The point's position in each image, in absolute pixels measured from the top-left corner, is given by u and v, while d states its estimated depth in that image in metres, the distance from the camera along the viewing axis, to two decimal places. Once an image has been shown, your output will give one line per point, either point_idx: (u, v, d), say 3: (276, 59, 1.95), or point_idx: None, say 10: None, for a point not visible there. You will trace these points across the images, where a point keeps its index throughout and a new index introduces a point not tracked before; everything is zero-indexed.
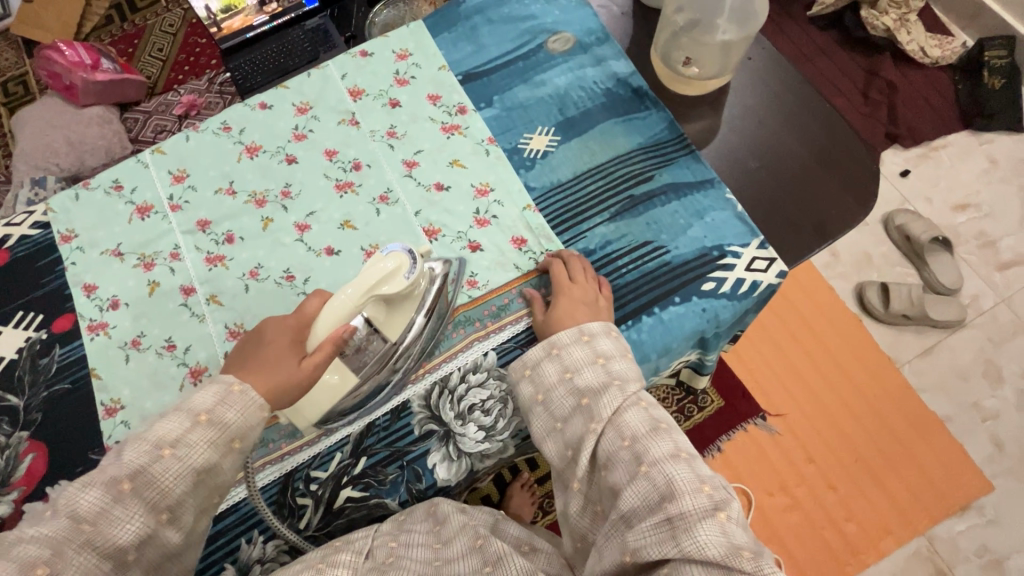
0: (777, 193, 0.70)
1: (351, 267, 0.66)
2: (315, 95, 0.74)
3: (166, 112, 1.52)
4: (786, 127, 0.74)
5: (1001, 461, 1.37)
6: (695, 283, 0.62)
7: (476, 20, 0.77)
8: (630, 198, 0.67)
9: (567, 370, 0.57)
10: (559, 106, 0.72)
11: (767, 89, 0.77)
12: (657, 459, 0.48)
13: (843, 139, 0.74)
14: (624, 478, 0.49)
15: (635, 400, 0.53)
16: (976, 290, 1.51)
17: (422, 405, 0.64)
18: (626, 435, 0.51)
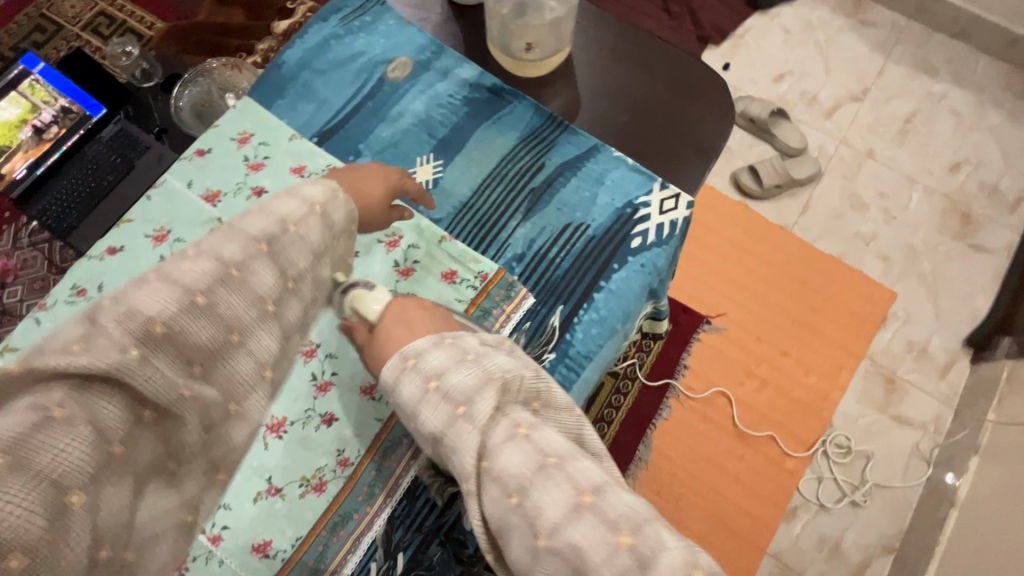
0: (652, 133, 0.86)
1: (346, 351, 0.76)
2: (166, 218, 0.71)
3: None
4: (640, 71, 0.89)
5: (893, 270, 1.59)
6: (625, 245, 0.75)
7: (305, 75, 0.82)
8: (533, 191, 0.78)
9: (430, 379, 0.55)
10: (428, 130, 0.81)
11: (604, 55, 0.90)
12: (526, 480, 0.49)
13: (688, 70, 0.89)
14: (519, 532, 0.48)
15: (515, 431, 0.52)
16: (818, 141, 1.72)
17: (433, 477, 0.74)
18: (511, 491, 0.49)
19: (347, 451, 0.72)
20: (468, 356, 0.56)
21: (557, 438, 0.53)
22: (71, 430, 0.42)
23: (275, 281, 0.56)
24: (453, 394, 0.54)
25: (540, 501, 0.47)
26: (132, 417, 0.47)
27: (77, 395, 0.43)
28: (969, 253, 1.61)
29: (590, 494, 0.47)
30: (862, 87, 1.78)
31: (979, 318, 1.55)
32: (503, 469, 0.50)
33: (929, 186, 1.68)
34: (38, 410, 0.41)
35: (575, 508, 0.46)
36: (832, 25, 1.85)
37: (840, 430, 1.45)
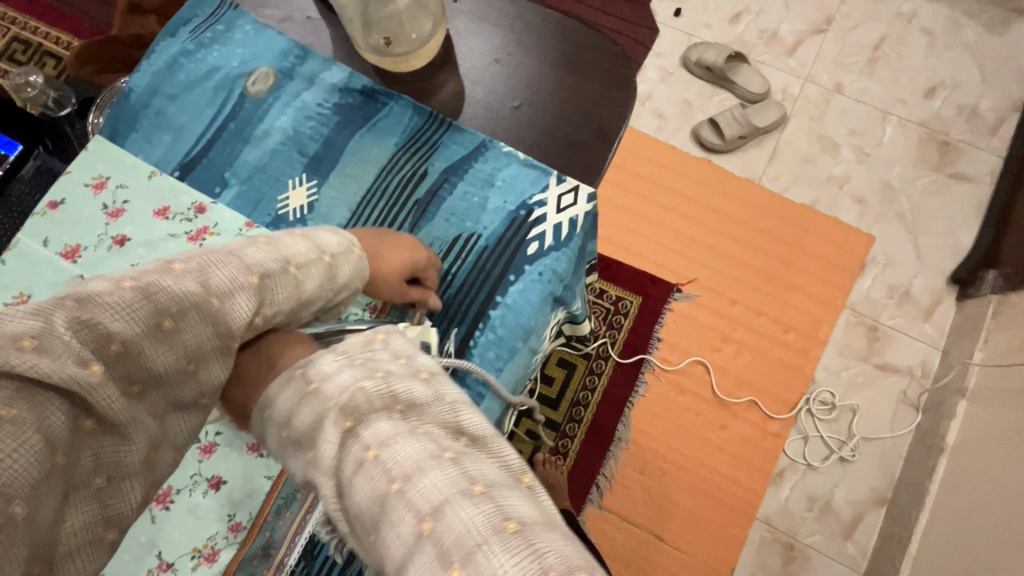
0: (549, 119, 0.82)
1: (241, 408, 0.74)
2: (26, 282, 0.71)
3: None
4: (531, 53, 0.85)
5: (869, 212, 1.51)
6: (522, 253, 0.73)
7: (159, 103, 0.81)
8: (418, 204, 0.76)
9: (285, 429, 0.46)
10: (298, 148, 0.79)
11: (494, 41, 0.86)
12: (369, 515, 0.39)
13: (582, 46, 0.85)
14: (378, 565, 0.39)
15: (363, 456, 0.41)
16: (782, 82, 1.61)
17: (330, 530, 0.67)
18: (368, 530, 0.40)
19: (239, 515, 0.67)
20: (313, 383, 0.46)
21: (400, 448, 0.41)
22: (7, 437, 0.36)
23: (243, 315, 0.48)
24: (302, 434, 0.45)
25: (384, 541, 0.38)
26: (77, 433, 0.40)
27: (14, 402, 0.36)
28: (950, 184, 1.52)
29: (429, 521, 0.37)
30: (825, 17, 1.66)
31: (963, 253, 1.47)
32: (357, 509, 0.40)
33: (902, 117, 1.57)
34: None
35: (415, 546, 0.37)
36: None
37: (824, 386, 1.41)
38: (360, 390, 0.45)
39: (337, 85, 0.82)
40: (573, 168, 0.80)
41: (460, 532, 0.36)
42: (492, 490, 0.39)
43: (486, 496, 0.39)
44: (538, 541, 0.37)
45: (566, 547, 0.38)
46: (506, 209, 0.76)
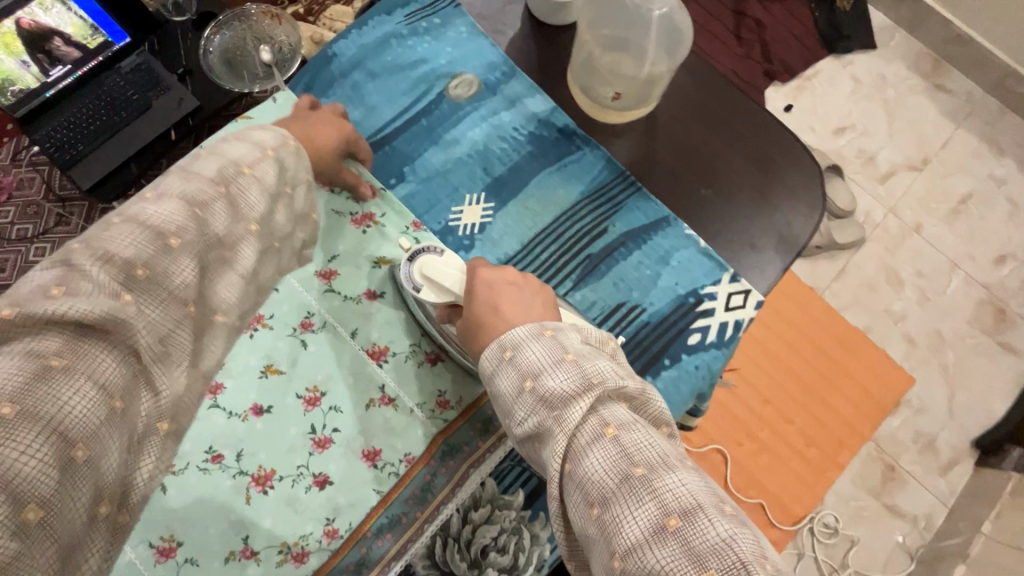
0: (727, 215, 0.83)
1: (359, 404, 0.69)
2: None
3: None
4: (725, 144, 0.86)
5: (915, 355, 1.54)
6: (682, 339, 0.76)
7: (360, 80, 0.85)
8: (591, 258, 0.79)
9: (527, 379, 0.52)
10: (483, 165, 0.83)
11: (688, 116, 0.87)
12: (602, 489, 0.43)
13: (781, 154, 0.86)
14: (600, 553, 0.42)
15: (602, 431, 0.46)
16: (867, 206, 1.64)
17: (430, 565, 0.75)
18: (592, 501, 0.44)
19: (338, 521, 0.65)
20: (569, 355, 0.52)
21: (649, 441, 0.46)
22: (73, 378, 0.36)
23: (233, 223, 0.49)
24: (552, 397, 0.50)
25: (620, 517, 0.41)
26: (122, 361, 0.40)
27: (75, 346, 0.37)
28: (996, 351, 1.55)
29: (677, 518, 0.40)
30: (922, 156, 1.69)
31: (992, 421, 1.50)
32: (590, 479, 0.44)
33: (969, 273, 1.61)
34: (30, 364, 0.35)
35: (657, 532, 0.40)
36: (905, 83, 1.74)
37: (830, 509, 1.42)
38: (611, 379, 0.50)
39: (535, 114, 0.86)
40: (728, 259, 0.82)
41: (712, 539, 0.38)
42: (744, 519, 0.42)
43: (735, 519, 0.41)
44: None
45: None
46: (675, 291, 0.78)
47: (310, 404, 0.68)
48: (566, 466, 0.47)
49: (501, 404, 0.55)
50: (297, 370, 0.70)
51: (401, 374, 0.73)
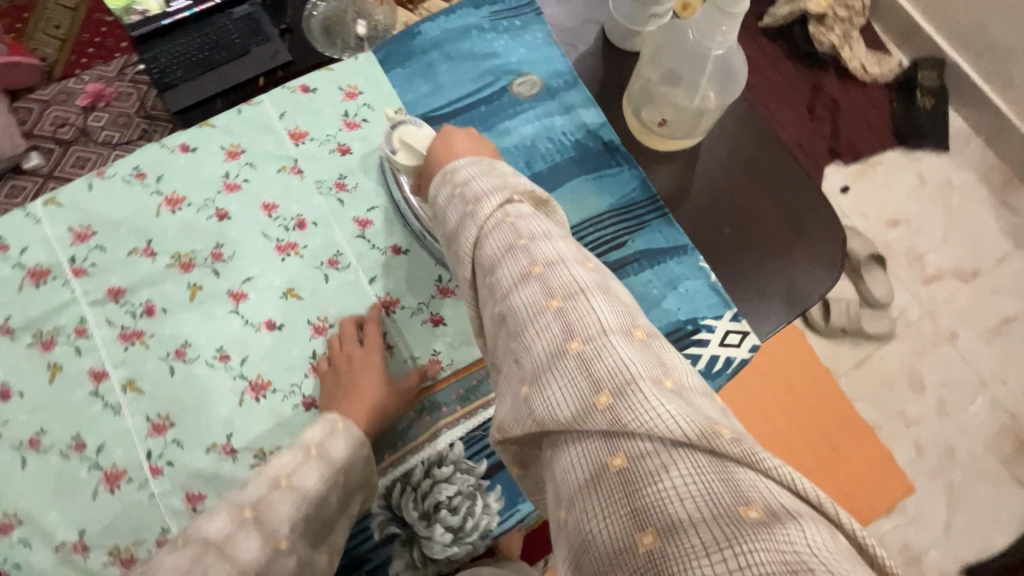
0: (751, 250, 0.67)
1: (296, 345, 0.59)
2: (248, 136, 0.65)
3: (69, 103, 1.21)
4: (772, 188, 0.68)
5: (921, 465, 1.48)
6: None
7: (431, 45, 0.69)
8: (593, 266, 0.63)
9: (458, 186, 0.45)
10: (526, 159, 0.66)
11: (747, 148, 0.69)
12: (507, 291, 0.37)
13: (807, 201, 0.68)
14: (491, 326, 0.38)
15: (500, 220, 0.40)
16: (904, 302, 1.60)
17: None
18: (493, 291, 0.38)
19: (202, 485, 0.54)
20: (511, 222, 0.40)
21: (586, 288, 0.36)
22: (282, 512, 0.46)
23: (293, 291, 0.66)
24: (471, 195, 0.43)
25: (539, 373, 0.32)
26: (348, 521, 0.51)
27: (270, 494, 0.46)
28: (1008, 483, 1.48)
29: (609, 398, 0.30)
30: (971, 268, 1.65)
31: (988, 553, 1.43)
32: (519, 328, 0.35)
33: (997, 397, 1.55)
34: (233, 513, 0.46)
35: (596, 470, 0.28)
36: (971, 193, 1.71)
37: None
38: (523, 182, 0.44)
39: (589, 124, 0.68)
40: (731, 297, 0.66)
41: (645, 430, 0.28)
42: (776, 522, 0.24)
43: (698, 416, 0.28)
44: (792, 535, 0.23)
45: (832, 537, 0.24)
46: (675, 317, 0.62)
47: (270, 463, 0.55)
48: (475, 248, 0.40)
49: (435, 209, 0.46)
50: (263, 353, 0.58)
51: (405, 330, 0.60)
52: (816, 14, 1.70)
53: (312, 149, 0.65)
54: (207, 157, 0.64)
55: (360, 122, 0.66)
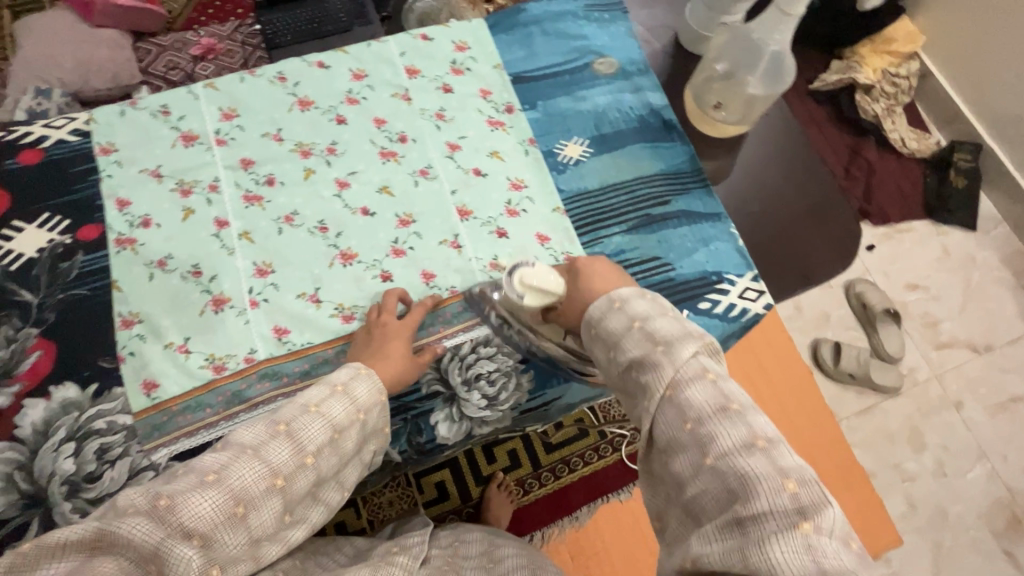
0: (785, 230, 0.75)
1: (382, 231, 0.70)
2: (370, 65, 0.78)
3: (183, 49, 1.28)
4: (794, 178, 0.78)
5: (911, 520, 1.42)
6: (691, 301, 0.68)
7: (533, 29, 0.82)
8: (646, 216, 0.73)
9: (635, 320, 0.42)
10: (596, 122, 0.78)
11: (780, 145, 0.80)
12: (725, 451, 0.35)
13: (831, 198, 0.78)
14: (685, 470, 0.37)
15: (700, 371, 0.39)
16: (913, 362, 1.55)
17: (433, 367, 0.63)
18: (687, 416, 0.37)
19: (294, 329, 0.64)
20: (711, 372, 0.39)
21: (812, 470, 0.35)
22: (314, 434, 0.44)
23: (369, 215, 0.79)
24: (657, 332, 0.41)
25: (765, 542, 0.31)
26: (356, 464, 0.50)
27: (328, 398, 0.47)
28: (998, 557, 1.41)
29: None
30: (987, 343, 1.58)
31: None
32: (743, 491, 0.34)
33: (996, 469, 1.48)
34: (267, 424, 0.43)
35: None
36: (993, 272, 1.63)
37: None
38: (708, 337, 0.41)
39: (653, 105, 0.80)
40: (762, 259, 0.73)
41: None
42: None
43: None
44: None
45: None
46: (704, 266, 0.71)
47: (346, 317, 0.65)
48: (669, 391, 0.38)
49: (599, 332, 0.44)
50: (356, 230, 0.69)
51: (475, 237, 0.70)
52: (862, 85, 1.64)
53: (421, 84, 0.78)
54: (337, 76, 0.77)
55: (464, 71, 0.79)
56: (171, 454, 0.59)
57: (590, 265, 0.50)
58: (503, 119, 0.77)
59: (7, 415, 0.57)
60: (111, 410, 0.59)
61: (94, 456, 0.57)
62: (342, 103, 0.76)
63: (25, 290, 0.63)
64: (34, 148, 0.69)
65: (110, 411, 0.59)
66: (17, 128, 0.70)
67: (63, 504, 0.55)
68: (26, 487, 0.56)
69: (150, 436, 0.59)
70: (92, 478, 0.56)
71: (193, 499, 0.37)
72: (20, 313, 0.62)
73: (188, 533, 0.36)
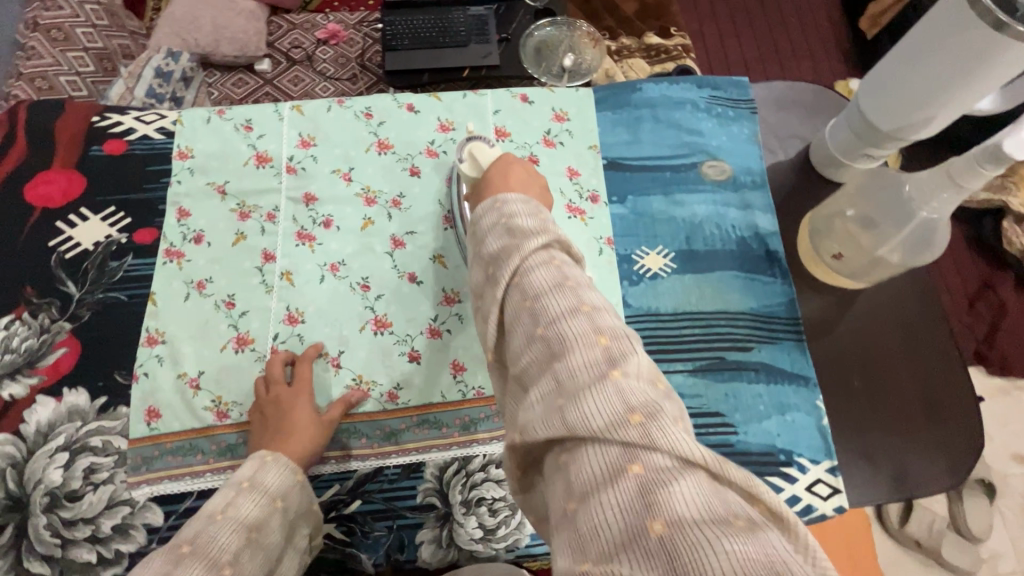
0: (887, 420, 0.62)
1: (423, 305, 0.64)
2: (461, 118, 0.73)
3: (310, 31, 1.30)
4: (911, 356, 0.65)
5: None
6: None
7: (644, 112, 0.73)
8: (719, 360, 0.63)
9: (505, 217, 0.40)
10: (688, 234, 0.68)
11: (905, 312, 0.67)
12: (555, 318, 0.34)
13: (953, 390, 0.64)
14: (521, 345, 0.35)
15: (548, 260, 0.37)
16: (996, 547, 1.21)
17: (434, 475, 0.57)
18: (528, 296, 0.36)
19: None
20: (557, 263, 0.37)
21: (629, 330, 0.34)
22: (228, 542, 0.42)
23: None
24: (518, 228, 0.39)
25: (578, 391, 0.30)
26: (294, 554, 0.48)
27: (234, 502, 0.45)
28: None
29: (642, 418, 0.28)
30: None
31: None
32: (559, 348, 0.32)
33: None
34: (169, 549, 0.40)
35: (614, 471, 0.27)
36: None
37: None
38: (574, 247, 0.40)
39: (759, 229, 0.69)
40: (849, 449, 0.61)
41: (671, 447, 0.27)
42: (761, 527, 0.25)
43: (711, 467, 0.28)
44: (777, 540, 0.24)
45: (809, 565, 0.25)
46: (772, 440, 0.60)
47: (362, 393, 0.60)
48: (515, 279, 0.37)
49: (475, 232, 0.42)
50: (397, 297, 0.64)
51: None
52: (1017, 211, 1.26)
53: (508, 150, 0.72)
54: (423, 122, 0.73)
55: (557, 144, 0.72)
56: (150, 494, 0.56)
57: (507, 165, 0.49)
58: (583, 208, 0.69)
59: (20, 406, 0.57)
60: (109, 432, 0.58)
61: (82, 475, 0.56)
62: (421, 154, 0.71)
63: (70, 280, 0.64)
64: (120, 139, 0.70)
65: (108, 434, 0.58)
66: (112, 115, 0.71)
67: (40, 517, 0.54)
68: (13, 488, 0.55)
69: (137, 469, 0.56)
70: (73, 497, 0.55)
71: None
72: (60, 303, 0.63)
73: None
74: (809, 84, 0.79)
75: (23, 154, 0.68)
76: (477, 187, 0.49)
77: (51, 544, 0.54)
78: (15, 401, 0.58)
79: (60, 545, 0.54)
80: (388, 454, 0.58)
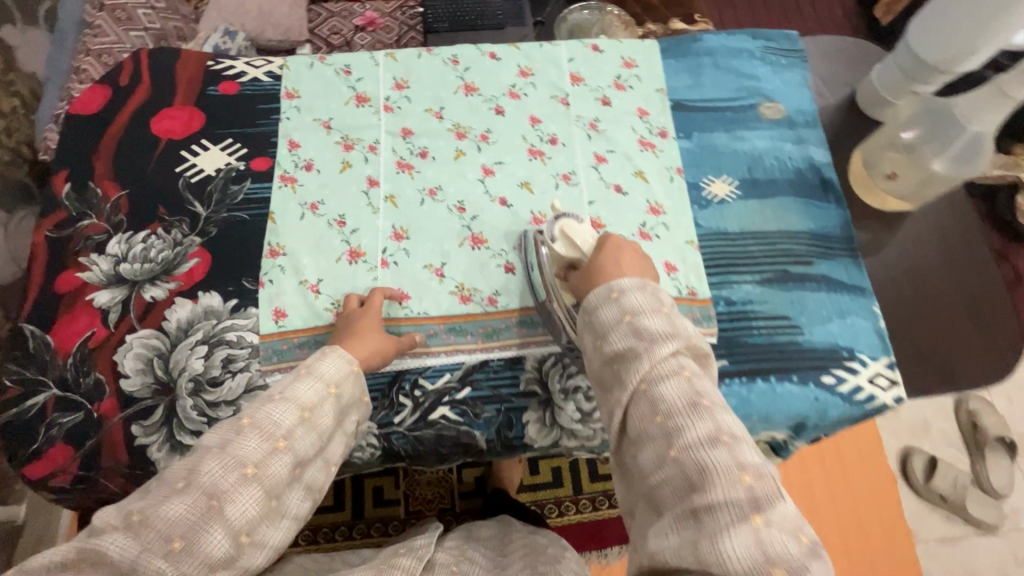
0: (936, 325, 0.69)
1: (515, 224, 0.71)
2: (538, 65, 0.80)
3: (348, 19, 1.38)
4: (956, 271, 0.72)
5: None
6: (816, 371, 0.64)
7: (705, 60, 0.81)
8: (784, 272, 0.69)
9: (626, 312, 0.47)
10: (749, 165, 0.75)
11: (949, 234, 0.74)
12: (696, 459, 0.38)
13: (991, 301, 0.72)
14: (657, 468, 0.40)
15: (676, 367, 0.43)
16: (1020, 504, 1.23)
17: (534, 366, 0.64)
18: (658, 410, 0.41)
19: (413, 297, 0.67)
20: (684, 370, 0.43)
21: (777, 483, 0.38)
22: (282, 419, 0.48)
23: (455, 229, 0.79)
24: (644, 328, 0.45)
25: (717, 532, 0.35)
26: (342, 437, 0.54)
27: (293, 387, 0.51)
28: None
29: None
30: None
31: None
32: (702, 500, 0.37)
33: None
34: (231, 422, 0.47)
35: None
36: None
37: None
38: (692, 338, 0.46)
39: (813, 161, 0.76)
40: (902, 349, 0.68)
41: None
42: None
43: None
44: None
45: None
46: (834, 340, 0.66)
47: (464, 298, 0.67)
48: (643, 383, 0.43)
49: (593, 320, 0.48)
50: (491, 218, 0.71)
51: None
52: None
53: (583, 91, 0.79)
54: (505, 68, 0.80)
55: (627, 87, 0.79)
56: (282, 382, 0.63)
57: (616, 253, 0.56)
58: (653, 141, 0.76)
59: (162, 307, 0.64)
60: (242, 328, 0.64)
61: (221, 364, 0.63)
62: (504, 95, 0.78)
63: (196, 202, 0.71)
64: (233, 81, 0.77)
65: (241, 329, 0.64)
66: (224, 61, 0.78)
67: (187, 399, 0.61)
68: (161, 375, 0.62)
69: (270, 359, 0.63)
70: (215, 383, 0.62)
71: (165, 506, 0.42)
72: (189, 221, 0.70)
73: (168, 538, 0.41)
74: (852, 40, 0.87)
75: (148, 93, 0.75)
76: (585, 277, 0.56)
77: (198, 421, 0.60)
78: (156, 303, 0.65)
79: (206, 423, 0.60)
80: (492, 349, 0.64)
